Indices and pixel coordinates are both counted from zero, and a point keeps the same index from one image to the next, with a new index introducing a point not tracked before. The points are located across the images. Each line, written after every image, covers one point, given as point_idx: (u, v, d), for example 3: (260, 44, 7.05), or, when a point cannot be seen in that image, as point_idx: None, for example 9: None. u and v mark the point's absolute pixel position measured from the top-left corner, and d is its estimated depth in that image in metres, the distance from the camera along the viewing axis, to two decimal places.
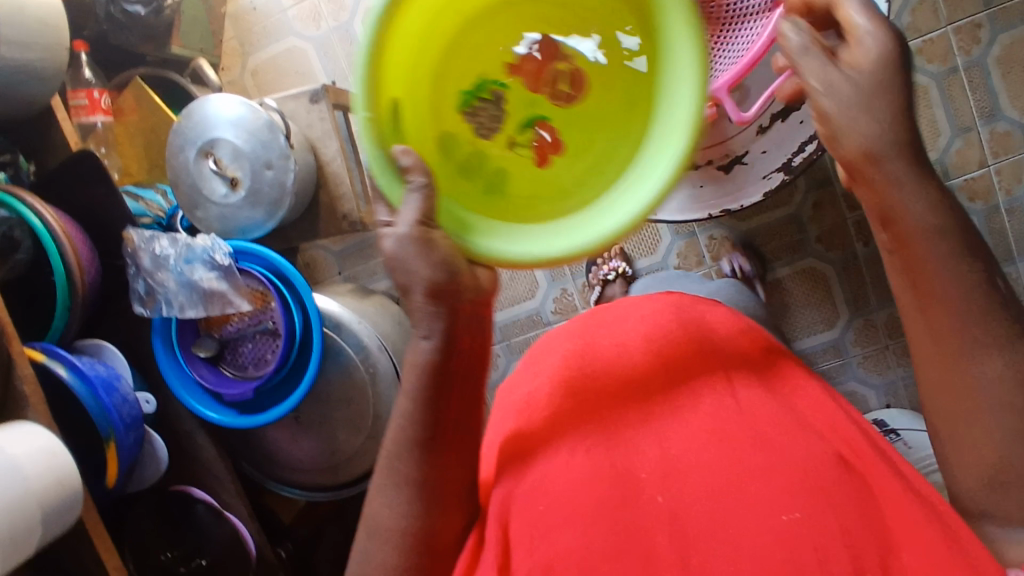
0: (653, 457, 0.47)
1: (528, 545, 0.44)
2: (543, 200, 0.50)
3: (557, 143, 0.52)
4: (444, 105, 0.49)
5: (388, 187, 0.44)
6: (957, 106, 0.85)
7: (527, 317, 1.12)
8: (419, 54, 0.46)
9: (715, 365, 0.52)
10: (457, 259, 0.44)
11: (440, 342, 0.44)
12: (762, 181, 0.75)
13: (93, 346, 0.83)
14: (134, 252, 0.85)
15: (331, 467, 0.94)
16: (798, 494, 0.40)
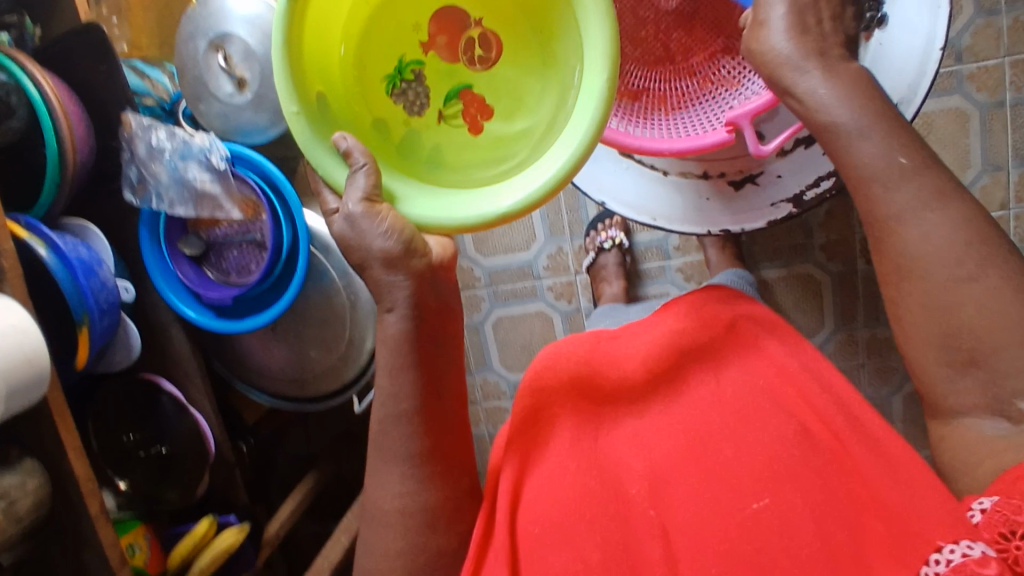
0: (641, 468, 0.52)
1: (530, 561, 0.50)
2: (464, 166, 0.61)
3: (483, 111, 0.61)
4: (373, 93, 0.61)
5: (333, 172, 0.56)
6: (995, 142, 0.84)
7: (518, 267, 1.10)
8: (328, 59, 0.58)
9: (698, 358, 0.56)
10: (406, 229, 0.54)
11: (408, 309, 0.54)
12: (768, 208, 0.71)
13: (79, 226, 0.81)
14: (129, 139, 0.80)
15: (298, 381, 0.94)
16: (776, 494, 0.46)
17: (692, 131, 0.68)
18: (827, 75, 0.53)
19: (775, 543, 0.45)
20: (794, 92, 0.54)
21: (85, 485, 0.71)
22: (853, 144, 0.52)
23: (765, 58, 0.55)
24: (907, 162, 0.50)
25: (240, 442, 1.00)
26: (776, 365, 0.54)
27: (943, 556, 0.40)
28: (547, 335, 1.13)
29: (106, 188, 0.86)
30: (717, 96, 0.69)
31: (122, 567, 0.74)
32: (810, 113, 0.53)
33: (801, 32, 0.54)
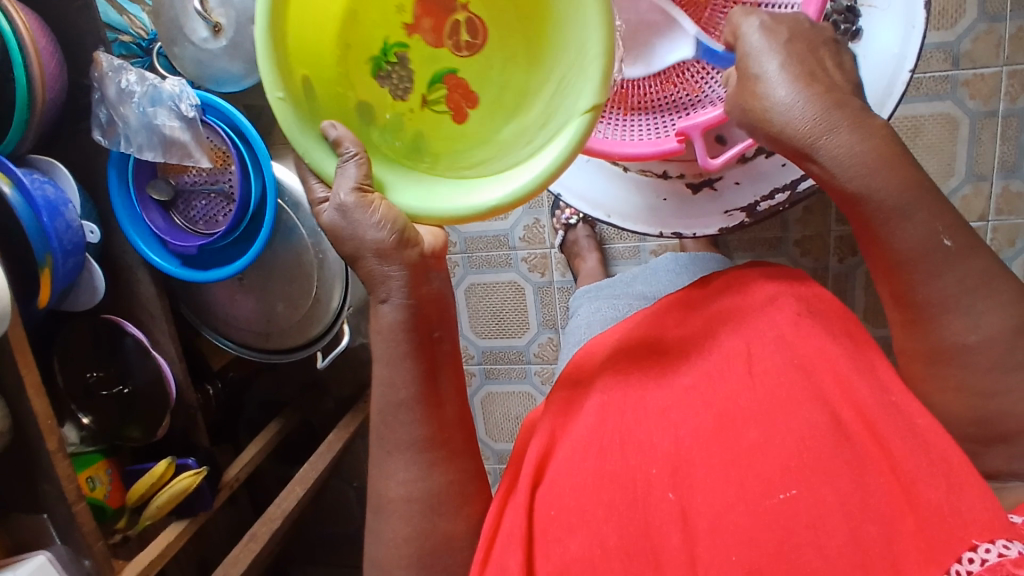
0: (667, 449, 0.50)
1: (544, 548, 0.49)
2: (455, 153, 0.58)
3: (468, 97, 0.59)
4: (356, 77, 0.57)
5: (320, 161, 0.52)
6: (982, 151, 0.86)
7: (493, 236, 1.07)
8: (312, 39, 0.54)
9: (729, 344, 0.56)
10: (399, 219, 0.52)
11: (405, 300, 0.52)
12: (721, 216, 0.67)
13: (45, 164, 0.74)
14: (100, 79, 0.75)
15: (263, 333, 0.91)
16: (803, 480, 0.45)
17: (647, 135, 0.65)
18: (855, 133, 0.48)
19: (801, 537, 0.43)
20: (816, 155, 0.49)
21: (43, 422, 0.66)
22: (893, 225, 0.48)
23: (768, 114, 0.50)
24: (949, 244, 0.47)
25: (206, 385, 0.95)
26: (813, 344, 0.52)
27: (978, 556, 0.39)
28: (518, 306, 1.11)
29: (76, 127, 0.79)
30: (677, 100, 0.66)
31: (77, 501, 0.69)
32: (836, 176, 0.49)
33: (809, 82, 0.50)
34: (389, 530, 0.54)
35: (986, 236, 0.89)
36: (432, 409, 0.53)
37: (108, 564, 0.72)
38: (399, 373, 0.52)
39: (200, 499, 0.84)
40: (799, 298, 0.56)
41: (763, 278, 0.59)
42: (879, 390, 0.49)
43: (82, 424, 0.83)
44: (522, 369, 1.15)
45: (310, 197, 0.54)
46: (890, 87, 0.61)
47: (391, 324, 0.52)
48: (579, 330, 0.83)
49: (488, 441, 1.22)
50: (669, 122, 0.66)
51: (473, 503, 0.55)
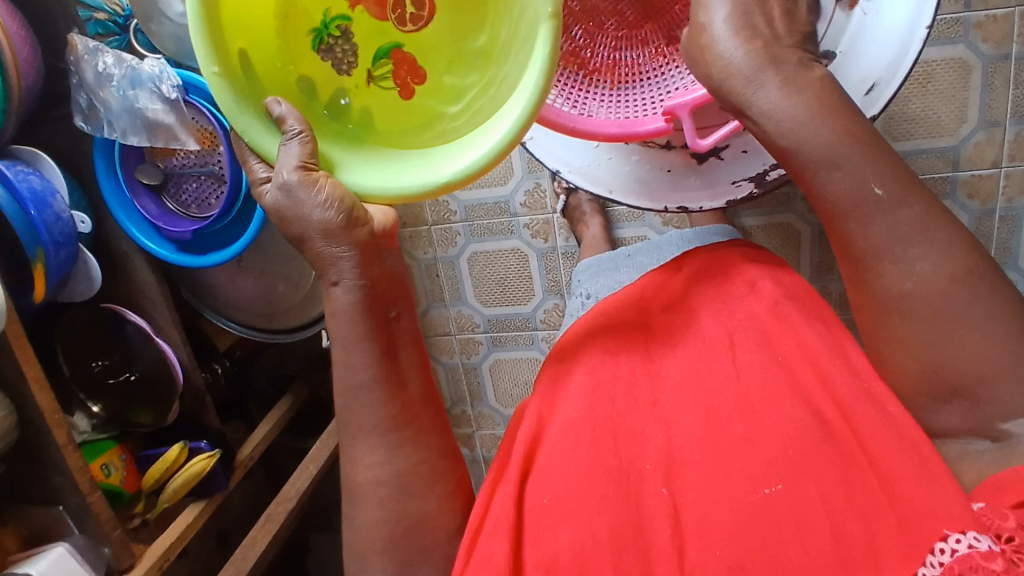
0: (657, 453, 0.56)
1: (535, 538, 0.52)
2: (402, 125, 0.62)
3: (413, 72, 0.64)
4: (298, 51, 0.60)
5: (262, 141, 0.53)
6: (995, 97, 0.82)
7: (494, 203, 1.05)
8: (251, 12, 0.56)
9: (726, 327, 0.60)
10: (346, 199, 0.52)
11: (356, 280, 0.52)
12: (728, 186, 0.64)
13: (29, 154, 0.72)
14: (77, 62, 0.72)
15: (266, 313, 0.91)
16: (784, 474, 0.50)
17: (636, 110, 0.63)
18: (786, 89, 0.49)
19: (786, 532, 0.47)
20: (750, 107, 0.50)
21: (51, 416, 0.67)
22: (826, 174, 0.48)
23: (711, 68, 0.51)
24: (881, 193, 0.48)
25: (212, 365, 0.94)
26: (794, 338, 0.58)
27: (949, 547, 0.41)
28: (523, 273, 1.10)
29: (57, 113, 0.78)
30: (665, 72, 0.64)
31: (91, 492, 0.71)
32: (770, 132, 0.50)
33: (749, 36, 0.50)
34: (360, 515, 0.54)
35: (998, 185, 0.86)
36: (396, 386, 0.53)
37: (126, 550, 0.74)
38: (358, 352, 0.52)
39: (216, 482, 0.86)
40: (777, 281, 0.61)
41: (743, 260, 0.64)
42: (853, 377, 0.54)
43: (91, 412, 0.84)
44: (529, 335, 1.15)
45: (250, 176, 0.55)
46: (906, 46, 0.56)
47: (349, 302, 0.52)
48: (580, 310, 0.83)
49: (497, 408, 1.23)
50: (656, 99, 0.63)
51: (445, 481, 0.55)
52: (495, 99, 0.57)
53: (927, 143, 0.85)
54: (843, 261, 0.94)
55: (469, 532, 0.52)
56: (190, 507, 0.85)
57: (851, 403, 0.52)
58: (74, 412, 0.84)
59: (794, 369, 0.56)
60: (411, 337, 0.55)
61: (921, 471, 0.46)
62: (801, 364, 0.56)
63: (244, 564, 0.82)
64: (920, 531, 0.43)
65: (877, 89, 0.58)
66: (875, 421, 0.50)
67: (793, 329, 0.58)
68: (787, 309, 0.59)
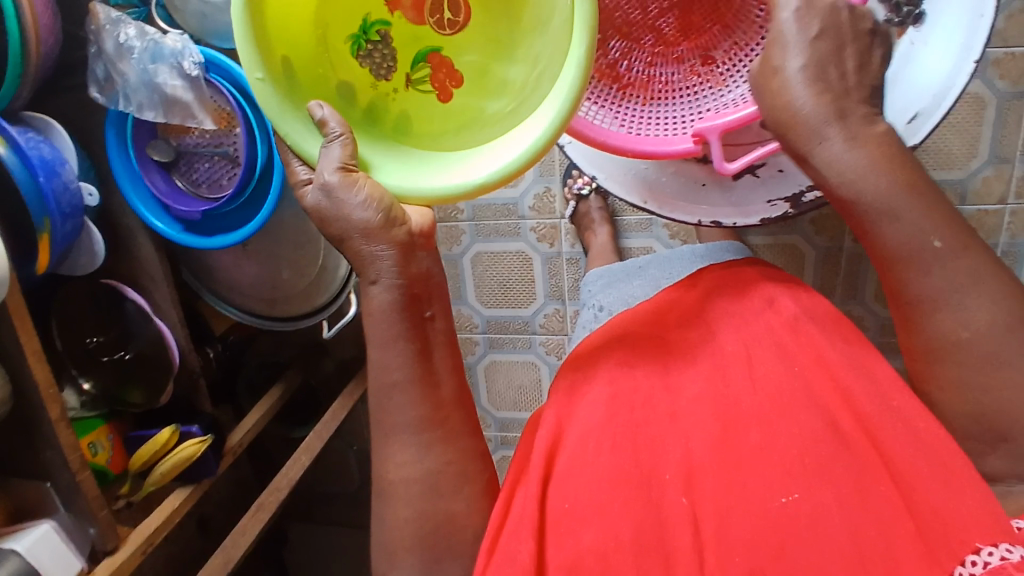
0: (676, 462, 0.56)
1: (557, 540, 0.52)
2: (442, 128, 0.62)
3: (452, 75, 0.63)
4: (339, 58, 0.61)
5: (305, 143, 0.55)
6: (1007, 133, 0.83)
7: (502, 205, 1.05)
8: (290, 23, 0.58)
9: (748, 341, 0.60)
10: (384, 200, 0.53)
11: (394, 280, 0.53)
12: (764, 205, 0.64)
13: (40, 122, 0.71)
14: (98, 32, 0.71)
15: (269, 300, 0.89)
16: (804, 486, 0.50)
17: (664, 129, 0.63)
18: (850, 140, 0.50)
19: (801, 536, 0.48)
20: (813, 157, 0.52)
21: (46, 390, 0.66)
22: (882, 224, 0.51)
23: (779, 109, 0.52)
24: (940, 244, 0.50)
25: (206, 348, 0.93)
26: (817, 354, 0.58)
27: (981, 559, 0.44)
28: (525, 276, 1.09)
29: (71, 82, 0.76)
30: (698, 92, 0.64)
31: (81, 469, 0.69)
32: (830, 179, 0.51)
33: (822, 89, 0.50)
34: (388, 517, 0.55)
35: (1003, 221, 0.88)
36: (430, 387, 0.54)
37: (112, 531, 0.72)
38: (394, 352, 0.53)
39: (204, 466, 0.83)
40: (796, 299, 0.62)
41: (763, 279, 0.64)
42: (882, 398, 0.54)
43: (82, 390, 0.82)
44: (527, 339, 1.14)
45: (292, 178, 0.57)
46: (952, 78, 0.57)
47: (386, 302, 0.53)
48: (592, 322, 0.82)
49: (489, 409, 1.22)
50: (686, 119, 0.63)
51: (474, 482, 0.56)
52: (528, 106, 0.57)
53: (938, 174, 0.86)
54: (844, 285, 0.95)
55: (491, 531, 0.53)
56: (179, 491, 0.84)
57: (874, 417, 0.53)
58: (64, 387, 0.83)
59: (810, 382, 0.56)
60: (445, 340, 0.56)
61: (946, 488, 0.48)
62: (817, 374, 0.57)
63: (234, 552, 0.81)
64: (947, 542, 0.46)
65: (918, 120, 0.59)
66: (899, 433, 0.52)
67: (811, 344, 0.59)
68: (804, 319, 0.60)
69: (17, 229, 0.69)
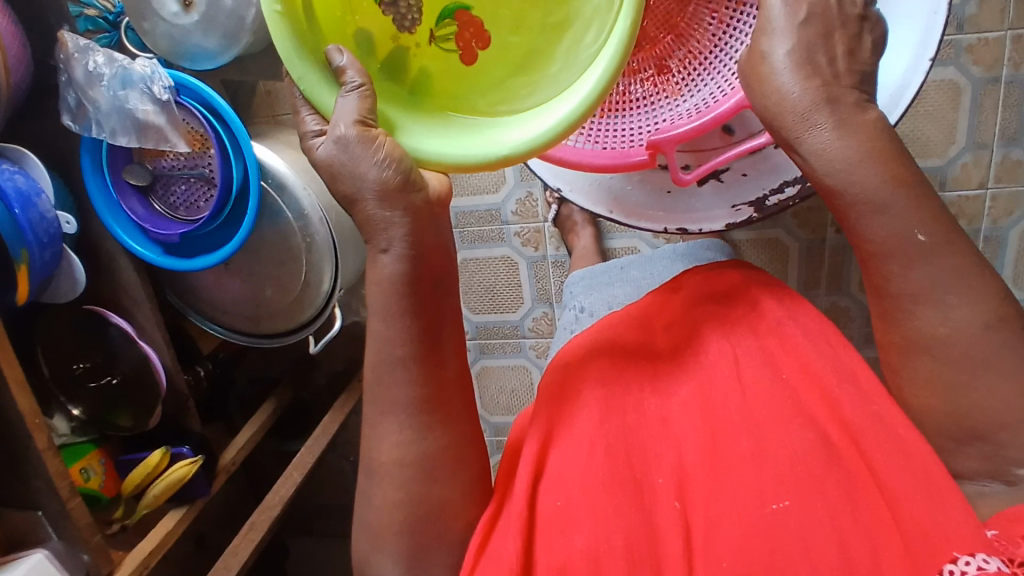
0: (668, 466, 0.56)
1: (547, 541, 0.52)
2: (463, 90, 0.60)
3: (479, 36, 0.61)
4: (361, 4, 0.58)
5: (321, 93, 0.52)
6: (984, 120, 0.83)
7: (485, 210, 1.05)
8: None
9: (733, 346, 0.61)
10: (404, 160, 0.51)
11: (405, 249, 0.51)
12: (728, 211, 0.64)
13: (14, 152, 0.71)
14: (67, 61, 0.71)
15: (253, 317, 0.89)
16: (794, 493, 0.51)
17: (620, 142, 0.63)
18: (839, 129, 0.49)
19: (790, 545, 0.48)
20: (804, 146, 0.50)
21: (30, 419, 0.66)
22: (870, 218, 0.49)
23: (766, 99, 0.51)
24: (924, 238, 0.48)
25: (195, 368, 0.93)
26: (800, 361, 0.58)
27: (957, 569, 0.43)
28: (512, 281, 1.09)
29: (45, 110, 0.76)
30: (655, 103, 0.64)
31: (70, 497, 0.70)
32: (818, 170, 0.50)
33: (809, 75, 0.49)
34: (362, 538, 0.55)
35: (984, 207, 0.88)
36: (435, 364, 0.54)
37: (104, 556, 0.73)
38: (391, 337, 0.52)
39: (195, 487, 0.84)
40: (783, 304, 0.63)
41: (754, 287, 0.65)
42: (863, 400, 0.54)
43: (71, 415, 0.84)
44: (517, 343, 1.14)
45: (300, 128, 0.53)
46: (909, 77, 0.57)
47: (394, 273, 0.51)
48: (573, 324, 0.83)
49: (483, 415, 1.22)
50: (643, 131, 0.63)
51: (469, 467, 0.56)
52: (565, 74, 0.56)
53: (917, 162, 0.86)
54: (828, 277, 0.95)
55: (481, 530, 0.53)
56: (172, 512, 0.84)
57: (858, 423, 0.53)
58: (54, 414, 0.84)
59: (797, 391, 0.57)
60: (455, 316, 0.55)
61: (928, 500, 0.47)
62: (804, 384, 0.57)
63: (225, 573, 0.81)
64: (927, 549, 0.45)
65: None
66: (883, 443, 0.50)
67: (795, 350, 0.59)
68: (790, 323, 0.61)
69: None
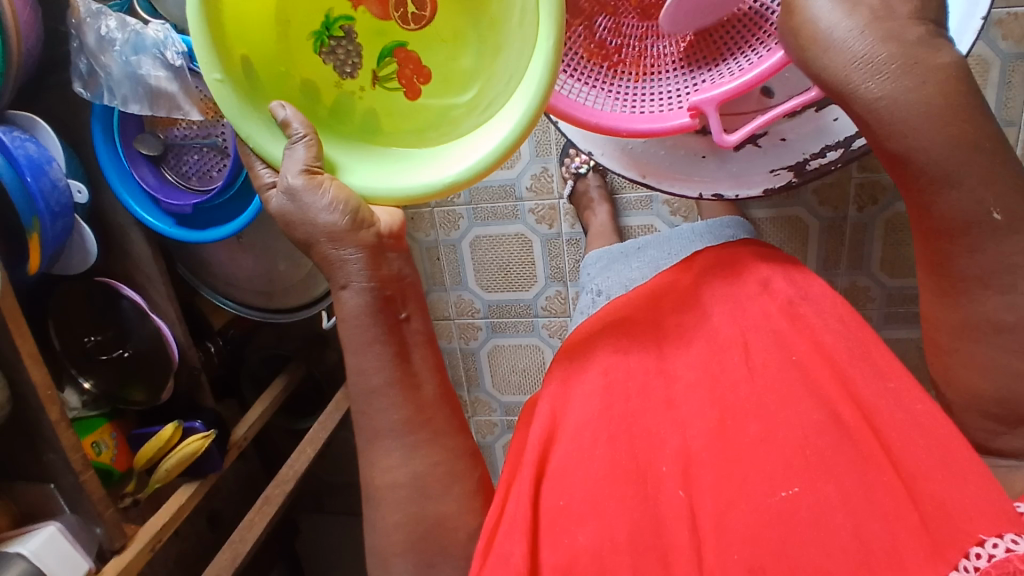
0: (672, 454, 0.56)
1: (553, 539, 0.52)
2: (409, 126, 0.63)
3: (419, 72, 0.64)
4: (302, 55, 0.61)
5: (268, 147, 0.55)
6: (1012, 95, 0.81)
7: (499, 186, 1.03)
8: (250, 22, 0.57)
9: (742, 330, 0.60)
10: (350, 201, 0.53)
11: (364, 283, 0.53)
12: (766, 175, 0.63)
13: (26, 120, 0.70)
14: (78, 25, 0.70)
15: (266, 292, 0.88)
16: (806, 475, 0.49)
17: (659, 104, 0.62)
18: (905, 74, 0.46)
19: (804, 534, 0.47)
20: (855, 102, 0.48)
21: (43, 392, 0.65)
22: (942, 192, 0.47)
23: (824, 51, 0.48)
24: (998, 217, 0.47)
25: (206, 343, 0.92)
26: (811, 338, 0.58)
27: (985, 552, 0.43)
28: (525, 259, 1.08)
29: (57, 79, 0.75)
30: (694, 64, 0.63)
31: (84, 470, 0.69)
32: (881, 122, 0.47)
33: (857, 9, 0.47)
34: (380, 516, 0.55)
35: None
36: (409, 390, 0.53)
37: (118, 530, 0.72)
38: None
39: (209, 461, 0.83)
40: (791, 280, 0.62)
41: (756, 259, 0.65)
42: (878, 379, 0.55)
43: (83, 389, 0.82)
44: (530, 322, 1.13)
45: (256, 181, 0.56)
46: (959, 36, 0.55)
47: (357, 306, 0.52)
48: (591, 306, 0.81)
49: (494, 394, 1.22)
50: (681, 92, 0.62)
51: (463, 480, 0.55)
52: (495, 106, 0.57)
53: None
54: (847, 256, 0.94)
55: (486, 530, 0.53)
56: (185, 487, 0.83)
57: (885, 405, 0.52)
58: (65, 387, 0.82)
59: (809, 368, 0.56)
60: (424, 339, 0.55)
61: (949, 480, 0.47)
62: (818, 364, 0.56)
63: (240, 547, 0.81)
64: (952, 533, 0.44)
65: None
66: (905, 426, 0.51)
67: (806, 327, 0.59)
68: (798, 299, 0.61)
69: (9, 231, 0.68)
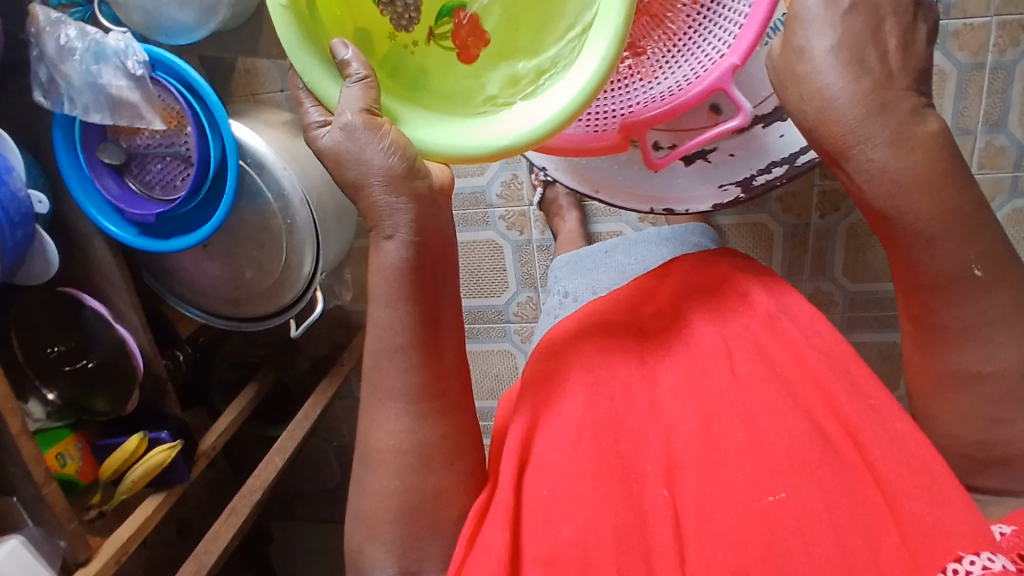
0: (656, 455, 0.57)
1: (535, 529, 0.52)
2: (461, 87, 0.57)
3: (478, 36, 0.58)
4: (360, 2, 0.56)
5: (322, 85, 0.50)
6: (968, 105, 0.83)
7: (470, 193, 1.03)
8: None
9: (727, 341, 0.61)
10: (408, 149, 0.50)
11: (410, 236, 0.50)
12: (715, 190, 0.65)
13: None
14: (38, 33, 0.69)
15: (232, 300, 0.87)
16: (784, 483, 0.50)
17: (591, 125, 0.62)
18: (894, 146, 0.46)
19: (789, 540, 0.48)
20: (849, 162, 0.47)
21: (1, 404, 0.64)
22: (920, 250, 0.47)
23: (804, 103, 0.48)
24: (979, 272, 0.47)
25: (173, 352, 0.92)
26: (793, 349, 0.59)
27: (962, 568, 0.42)
28: (496, 266, 1.08)
29: (16, 86, 0.74)
30: (629, 84, 0.61)
31: (46, 482, 0.68)
32: (863, 188, 0.47)
33: (857, 75, 0.46)
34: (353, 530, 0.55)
35: None
36: (431, 355, 0.52)
37: (82, 542, 0.72)
38: (393, 314, 0.51)
39: (174, 471, 0.82)
40: (771, 294, 0.63)
41: (739, 273, 0.66)
42: (859, 396, 0.54)
43: (46, 399, 0.81)
44: (501, 327, 1.14)
45: (303, 119, 0.52)
46: None
47: (398, 260, 0.51)
48: (557, 308, 0.82)
49: None
50: (618, 111, 0.61)
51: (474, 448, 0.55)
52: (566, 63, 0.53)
53: None
54: (810, 263, 0.95)
55: (473, 519, 0.53)
56: (150, 498, 0.82)
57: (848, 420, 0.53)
58: (28, 399, 0.81)
59: (790, 380, 0.57)
60: (452, 301, 0.54)
61: (928, 496, 0.46)
62: (799, 378, 0.57)
63: (207, 557, 0.80)
64: (929, 549, 0.44)
65: None
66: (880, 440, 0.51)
67: (787, 339, 0.59)
68: (778, 310, 0.62)
69: None
